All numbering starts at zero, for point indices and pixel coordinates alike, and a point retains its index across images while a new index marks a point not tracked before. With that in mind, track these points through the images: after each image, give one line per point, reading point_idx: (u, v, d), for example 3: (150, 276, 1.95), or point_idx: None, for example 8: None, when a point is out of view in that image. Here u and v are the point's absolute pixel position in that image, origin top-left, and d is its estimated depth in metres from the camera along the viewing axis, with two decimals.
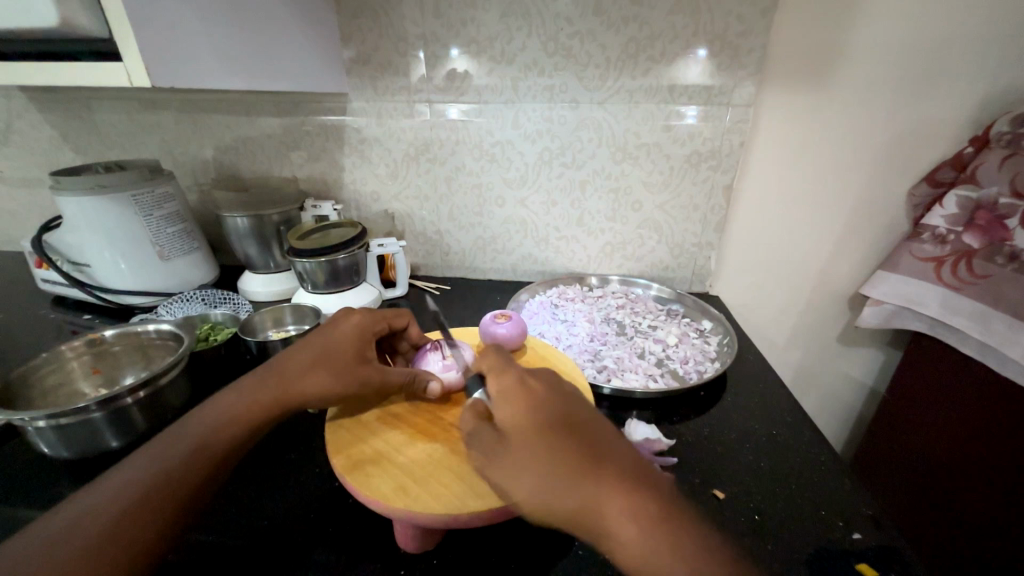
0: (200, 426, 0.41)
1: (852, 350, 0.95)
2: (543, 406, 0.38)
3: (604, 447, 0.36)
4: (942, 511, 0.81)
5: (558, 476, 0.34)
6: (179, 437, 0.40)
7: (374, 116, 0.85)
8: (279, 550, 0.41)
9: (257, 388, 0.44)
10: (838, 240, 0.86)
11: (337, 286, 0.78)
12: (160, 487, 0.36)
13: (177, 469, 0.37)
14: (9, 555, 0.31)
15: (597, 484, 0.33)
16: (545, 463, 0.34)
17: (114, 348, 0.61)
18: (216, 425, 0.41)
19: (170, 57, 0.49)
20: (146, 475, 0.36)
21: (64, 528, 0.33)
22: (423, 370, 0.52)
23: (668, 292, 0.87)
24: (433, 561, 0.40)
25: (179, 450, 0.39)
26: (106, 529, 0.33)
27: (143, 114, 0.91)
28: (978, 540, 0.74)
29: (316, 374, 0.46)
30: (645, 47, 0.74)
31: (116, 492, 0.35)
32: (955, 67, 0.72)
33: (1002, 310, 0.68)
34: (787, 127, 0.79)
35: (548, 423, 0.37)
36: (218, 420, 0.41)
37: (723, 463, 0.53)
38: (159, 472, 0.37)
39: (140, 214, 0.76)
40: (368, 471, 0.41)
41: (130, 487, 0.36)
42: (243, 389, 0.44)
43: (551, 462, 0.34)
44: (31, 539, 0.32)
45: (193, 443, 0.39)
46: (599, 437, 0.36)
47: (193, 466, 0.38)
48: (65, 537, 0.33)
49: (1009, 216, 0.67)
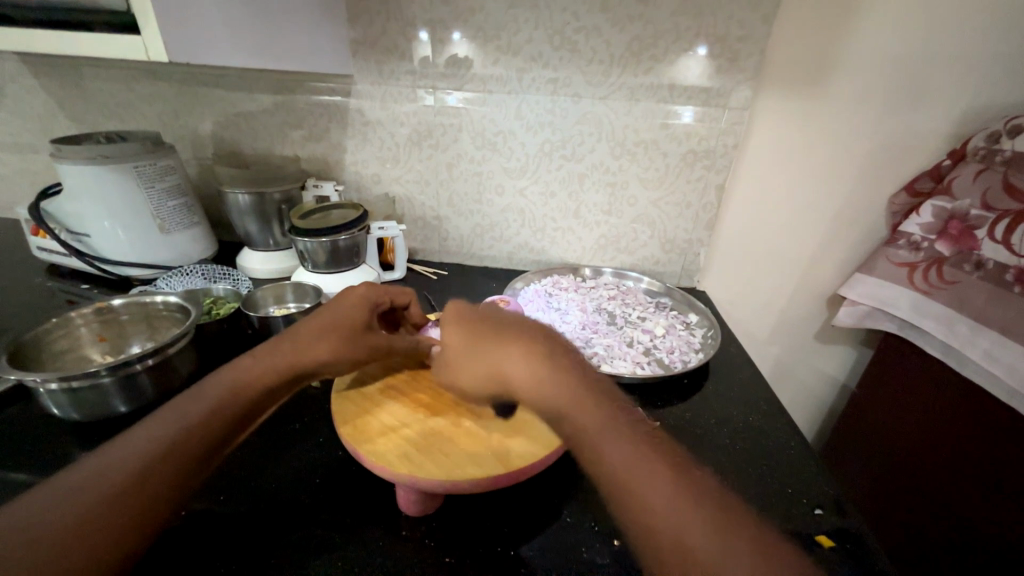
0: (213, 390, 0.43)
1: (827, 348, 1.00)
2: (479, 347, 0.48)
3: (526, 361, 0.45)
4: (900, 500, 0.87)
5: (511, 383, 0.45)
6: (198, 400, 0.42)
7: (378, 99, 0.86)
8: (286, 511, 0.44)
9: (268, 355, 0.47)
10: (821, 242, 0.90)
11: (337, 266, 0.80)
12: (178, 446, 0.38)
13: (193, 430, 0.40)
14: (46, 500, 0.34)
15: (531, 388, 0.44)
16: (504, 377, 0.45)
17: (120, 318, 0.62)
18: (231, 389, 0.43)
19: (184, 31, 0.50)
20: (166, 435, 0.39)
21: (92, 480, 0.35)
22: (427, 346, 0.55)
23: (657, 285, 0.91)
24: (432, 523, 0.43)
25: (195, 412, 0.41)
26: (132, 483, 0.36)
27: (142, 84, 0.90)
28: (932, 528, 0.80)
29: (325, 344, 0.48)
30: (648, 46, 0.76)
31: (138, 450, 0.37)
32: (941, 81, 0.75)
33: (965, 314, 0.72)
34: (780, 131, 0.82)
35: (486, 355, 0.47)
36: (234, 384, 0.44)
37: (702, 446, 0.57)
38: (176, 432, 0.39)
39: (141, 187, 0.76)
40: (373, 440, 0.44)
41: (150, 447, 0.38)
42: (257, 356, 0.47)
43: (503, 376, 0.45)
44: (60, 490, 0.35)
45: (211, 405, 0.42)
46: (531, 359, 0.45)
47: (209, 428, 0.40)
48: (96, 484, 0.35)
49: (979, 226, 0.71)
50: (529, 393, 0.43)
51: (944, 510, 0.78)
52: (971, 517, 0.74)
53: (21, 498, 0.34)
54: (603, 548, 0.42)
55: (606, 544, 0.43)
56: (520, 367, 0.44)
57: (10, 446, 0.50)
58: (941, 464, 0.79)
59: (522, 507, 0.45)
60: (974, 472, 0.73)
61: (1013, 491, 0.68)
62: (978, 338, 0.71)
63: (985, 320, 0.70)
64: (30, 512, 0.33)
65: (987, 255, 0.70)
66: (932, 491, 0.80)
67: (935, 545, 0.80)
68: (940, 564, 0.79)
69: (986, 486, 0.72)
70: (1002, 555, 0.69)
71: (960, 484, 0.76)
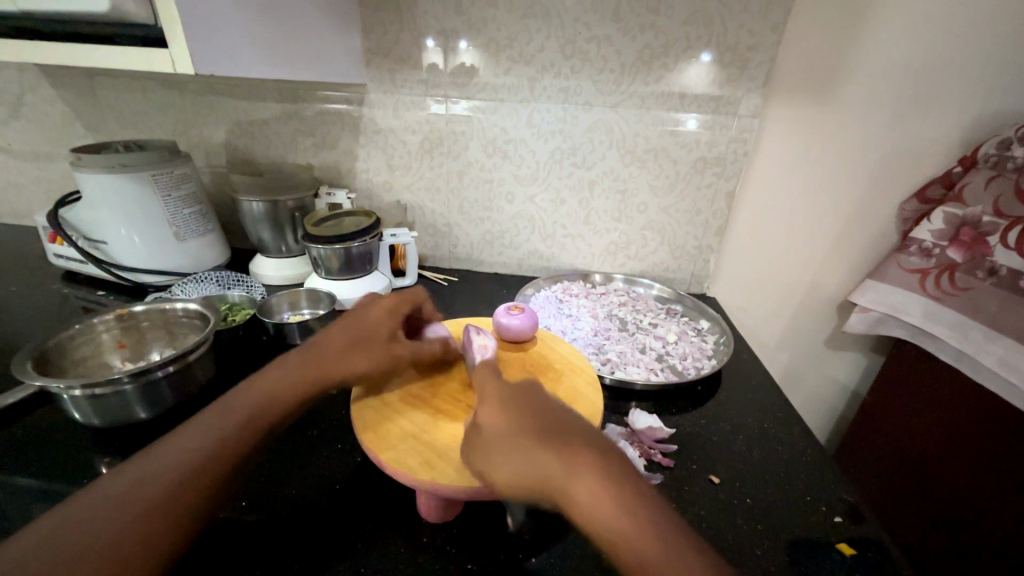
0: (245, 399, 0.43)
1: (838, 354, 1.00)
2: (506, 410, 0.42)
3: (554, 435, 0.40)
4: (914, 507, 0.86)
5: (534, 458, 0.38)
6: (231, 405, 0.43)
7: (391, 108, 0.87)
8: (308, 520, 0.44)
9: (299, 362, 0.48)
10: (831, 249, 0.90)
11: (350, 273, 0.80)
12: (208, 460, 0.39)
13: (222, 444, 0.40)
14: (91, 508, 0.35)
15: (558, 471, 0.37)
16: (526, 447, 0.39)
17: (140, 324, 0.63)
18: (264, 396, 0.44)
19: (208, 44, 0.51)
20: (204, 442, 0.40)
21: (134, 488, 0.36)
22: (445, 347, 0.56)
23: (668, 292, 0.91)
24: (452, 530, 0.43)
25: (230, 420, 0.42)
26: (171, 490, 0.36)
27: (159, 94, 0.92)
28: (950, 536, 0.80)
29: (356, 353, 0.50)
30: (658, 55, 0.77)
31: (167, 464, 0.38)
32: (950, 90, 0.76)
33: (979, 320, 0.72)
34: (789, 139, 0.83)
35: (512, 420, 0.41)
36: (266, 391, 0.44)
37: (719, 453, 0.57)
38: (205, 447, 0.39)
39: (158, 195, 0.77)
40: (396, 447, 0.44)
41: (180, 463, 0.38)
42: (287, 362, 0.47)
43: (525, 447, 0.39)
44: (103, 497, 0.35)
45: (244, 414, 0.42)
46: (562, 438, 0.39)
47: (245, 436, 0.41)
48: (139, 491, 0.36)
49: (991, 233, 0.71)
50: (550, 477, 0.37)
51: (963, 519, 0.78)
52: (990, 527, 0.73)
53: (65, 507, 0.35)
54: None
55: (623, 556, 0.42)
56: (545, 444, 0.39)
57: (33, 451, 0.51)
58: (956, 472, 0.78)
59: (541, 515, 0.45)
60: (992, 481, 0.73)
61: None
62: (993, 345, 0.70)
63: (999, 327, 0.70)
64: (74, 520, 0.34)
65: (1000, 261, 0.70)
66: (948, 500, 0.80)
67: (952, 553, 0.80)
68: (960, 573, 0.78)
69: (1005, 495, 0.71)
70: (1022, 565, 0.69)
71: (977, 493, 0.75)
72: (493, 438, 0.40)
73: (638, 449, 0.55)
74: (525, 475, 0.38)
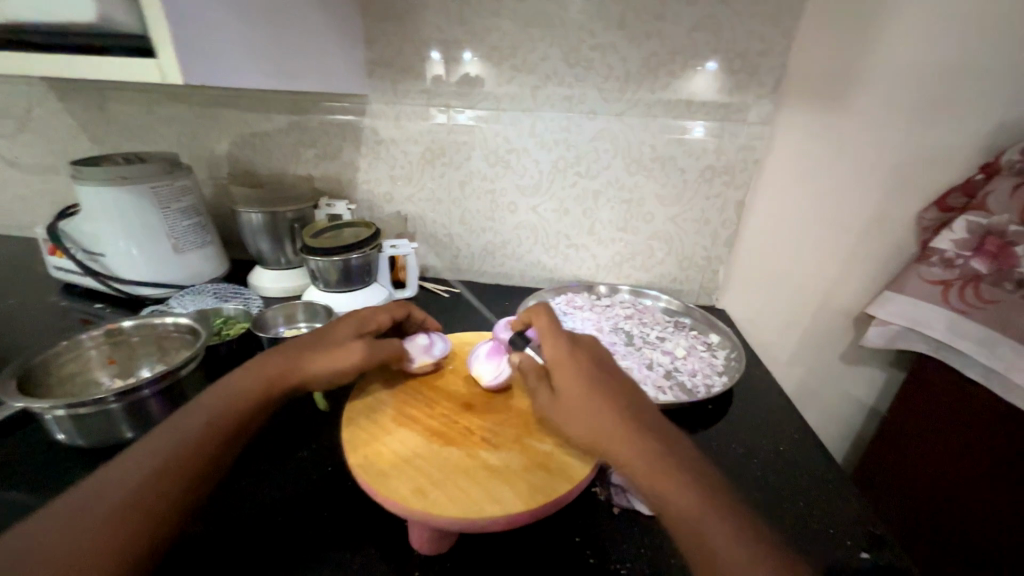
0: (206, 408, 0.44)
1: (855, 369, 0.96)
2: (575, 365, 0.47)
3: (615, 391, 0.45)
4: (941, 532, 0.82)
5: (600, 403, 0.43)
6: (193, 414, 0.43)
7: (392, 118, 0.86)
8: (290, 547, 0.41)
9: (262, 368, 0.48)
10: (846, 259, 0.87)
11: (349, 285, 0.79)
12: (167, 469, 0.38)
13: (181, 451, 0.40)
14: (48, 523, 0.35)
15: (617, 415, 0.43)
16: (595, 396, 0.44)
17: (131, 339, 0.62)
18: (226, 404, 0.44)
19: (202, 55, 0.50)
20: (162, 451, 0.40)
21: (91, 500, 0.36)
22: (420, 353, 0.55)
23: (677, 304, 0.87)
24: (446, 564, 0.40)
25: (190, 428, 0.42)
26: (127, 501, 0.36)
27: (161, 106, 0.92)
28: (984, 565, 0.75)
29: (318, 358, 0.49)
30: (665, 62, 0.75)
31: (127, 474, 0.38)
32: (971, 95, 0.73)
33: (1009, 336, 0.69)
34: (800, 146, 0.80)
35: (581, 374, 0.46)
36: (228, 399, 0.45)
37: (732, 478, 0.54)
38: (165, 455, 0.39)
39: (157, 207, 0.77)
40: (385, 473, 0.41)
41: (138, 471, 0.38)
42: (251, 369, 0.48)
43: (592, 394, 0.44)
44: (61, 512, 0.35)
45: (204, 422, 0.42)
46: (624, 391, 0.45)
47: (205, 444, 0.41)
48: (94, 503, 0.36)
49: (1018, 242, 0.67)
50: (606, 419, 0.43)
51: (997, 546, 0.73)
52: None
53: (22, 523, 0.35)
54: None
55: None
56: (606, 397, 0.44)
57: (14, 472, 0.49)
58: (987, 495, 0.74)
59: (543, 549, 0.42)
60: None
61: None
62: None
63: None
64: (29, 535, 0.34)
65: None
66: (978, 524, 0.76)
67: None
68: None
69: None
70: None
71: (1012, 517, 0.71)
72: (566, 385, 0.45)
73: None
74: (590, 416, 0.43)
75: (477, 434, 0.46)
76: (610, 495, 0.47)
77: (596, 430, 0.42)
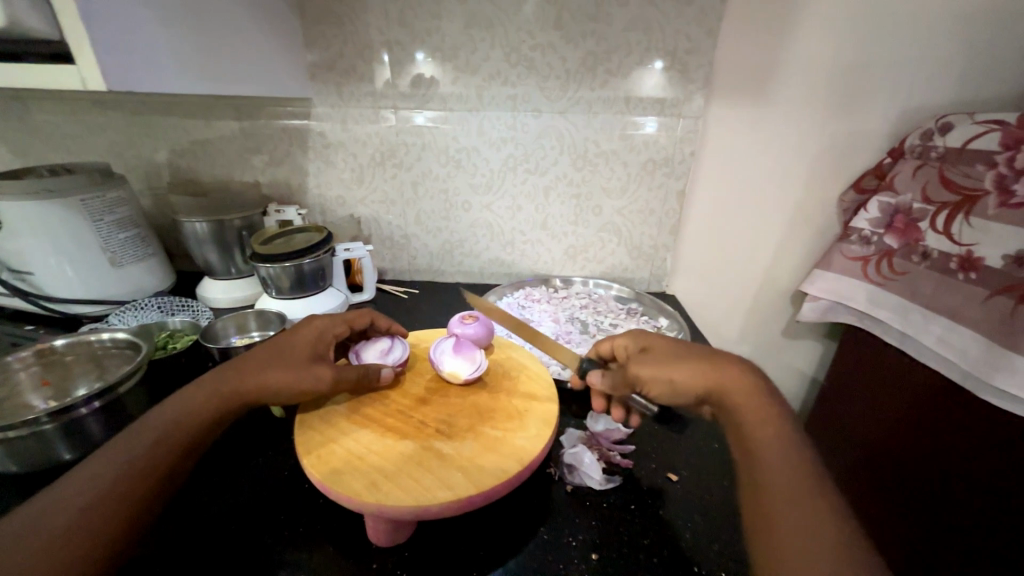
0: (153, 425, 0.42)
1: (795, 343, 1.03)
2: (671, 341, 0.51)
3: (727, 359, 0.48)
4: (868, 499, 0.86)
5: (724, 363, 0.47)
6: (140, 432, 0.42)
7: (339, 121, 0.85)
8: (245, 554, 0.41)
9: (212, 383, 0.47)
10: (782, 242, 0.93)
11: (303, 291, 0.78)
12: (117, 487, 0.38)
13: (131, 469, 0.39)
14: None
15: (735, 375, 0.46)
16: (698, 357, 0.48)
17: (64, 358, 0.60)
18: (176, 419, 0.43)
19: (123, 60, 0.48)
20: (107, 471, 0.38)
21: (27, 525, 0.34)
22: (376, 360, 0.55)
23: (627, 292, 0.92)
24: (404, 553, 0.42)
25: (137, 446, 0.41)
26: (70, 524, 0.35)
27: (91, 115, 0.87)
28: (901, 528, 0.80)
29: (272, 370, 0.48)
30: (602, 61, 0.78)
31: (70, 495, 0.36)
32: (879, 85, 0.79)
33: (918, 302, 0.74)
34: (732, 137, 0.85)
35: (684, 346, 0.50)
36: (177, 415, 0.44)
37: (677, 448, 0.56)
38: (114, 473, 0.38)
39: (89, 220, 0.73)
40: (339, 470, 0.42)
41: (83, 491, 0.37)
42: (201, 385, 0.47)
43: (710, 355, 0.48)
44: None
45: (152, 439, 0.41)
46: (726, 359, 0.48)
47: (155, 462, 0.40)
48: (31, 528, 0.34)
49: (921, 219, 0.75)
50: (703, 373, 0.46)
51: (910, 508, 0.78)
52: (933, 512, 0.73)
53: None
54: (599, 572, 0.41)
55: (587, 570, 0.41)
56: (698, 357, 0.47)
57: None
58: (903, 459, 0.79)
59: (497, 530, 0.44)
60: (935, 457, 0.73)
61: (966, 479, 0.68)
62: (932, 325, 0.72)
63: (936, 307, 0.72)
64: None
65: (932, 245, 0.73)
66: (895, 487, 0.80)
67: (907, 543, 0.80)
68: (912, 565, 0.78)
69: (954, 475, 0.70)
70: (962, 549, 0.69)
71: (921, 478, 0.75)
72: (670, 350, 0.50)
73: (597, 451, 0.53)
74: (694, 370, 0.46)
75: (431, 427, 0.48)
76: (563, 474, 0.51)
77: (706, 378, 0.46)
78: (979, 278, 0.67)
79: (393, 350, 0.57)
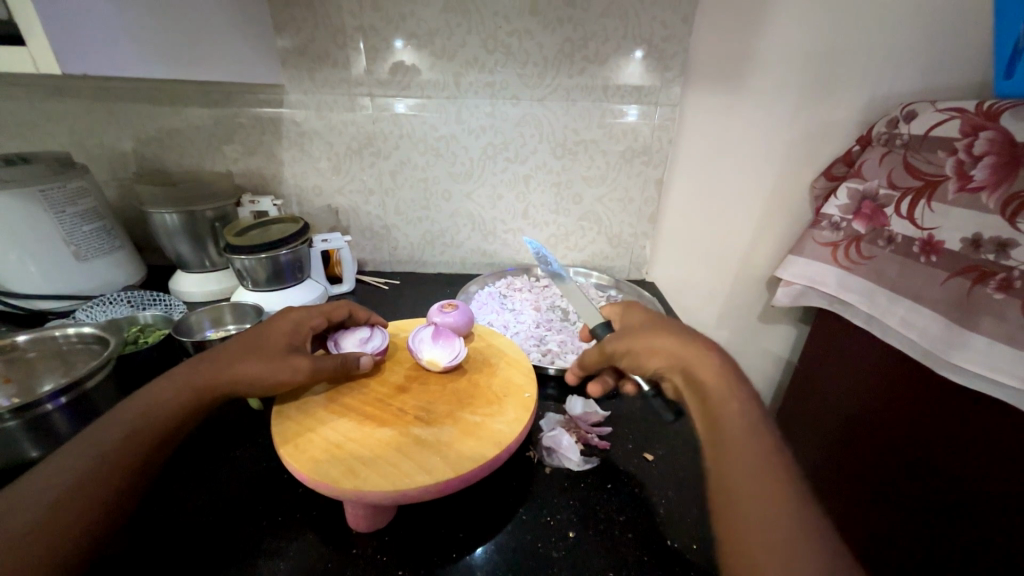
0: (122, 418, 0.42)
1: (770, 327, 1.06)
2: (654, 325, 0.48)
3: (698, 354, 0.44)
4: (836, 477, 0.90)
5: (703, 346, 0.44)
6: (109, 425, 0.41)
7: (313, 109, 0.83)
8: (221, 546, 0.41)
9: (184, 375, 0.46)
10: (757, 228, 0.96)
11: (280, 283, 0.76)
12: (84, 483, 0.37)
13: (102, 463, 0.38)
14: None
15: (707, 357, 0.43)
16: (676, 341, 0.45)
17: (28, 355, 0.58)
18: (147, 412, 0.43)
19: (74, 42, 0.46)
20: (74, 467, 0.37)
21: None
22: (355, 348, 0.55)
23: (606, 279, 0.93)
24: (384, 538, 0.42)
25: (106, 441, 0.40)
26: (39, 521, 0.34)
27: (48, 102, 0.83)
28: (869, 504, 0.83)
29: (247, 361, 0.48)
30: (579, 48, 0.78)
31: (35, 492, 0.35)
32: (849, 74, 0.81)
33: (883, 286, 0.77)
34: (705, 126, 0.88)
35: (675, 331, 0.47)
36: (148, 407, 0.43)
37: (654, 430, 0.57)
38: (80, 469, 0.37)
39: (49, 212, 0.70)
40: (317, 458, 0.42)
41: (50, 487, 0.36)
42: (173, 377, 0.46)
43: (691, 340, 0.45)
44: None
45: (122, 432, 0.41)
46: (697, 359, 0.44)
47: (124, 456, 0.39)
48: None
49: (887, 205, 0.77)
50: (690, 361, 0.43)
51: (876, 484, 0.81)
52: (896, 486, 0.77)
53: None
54: (575, 549, 0.42)
55: (565, 548, 0.42)
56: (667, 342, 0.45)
57: None
58: (870, 436, 0.82)
59: (476, 512, 0.45)
60: (897, 435, 0.77)
61: (926, 453, 0.72)
62: (896, 306, 0.75)
63: (899, 289, 0.75)
64: None
65: (897, 230, 0.76)
66: (864, 465, 0.83)
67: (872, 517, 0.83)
68: (876, 538, 0.81)
69: (915, 450, 0.74)
70: (921, 520, 0.73)
71: (887, 455, 0.79)
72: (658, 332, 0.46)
73: (575, 434, 0.55)
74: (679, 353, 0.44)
75: (409, 414, 0.48)
76: (542, 457, 0.52)
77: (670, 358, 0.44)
78: (939, 260, 0.70)
79: (371, 337, 0.57)
